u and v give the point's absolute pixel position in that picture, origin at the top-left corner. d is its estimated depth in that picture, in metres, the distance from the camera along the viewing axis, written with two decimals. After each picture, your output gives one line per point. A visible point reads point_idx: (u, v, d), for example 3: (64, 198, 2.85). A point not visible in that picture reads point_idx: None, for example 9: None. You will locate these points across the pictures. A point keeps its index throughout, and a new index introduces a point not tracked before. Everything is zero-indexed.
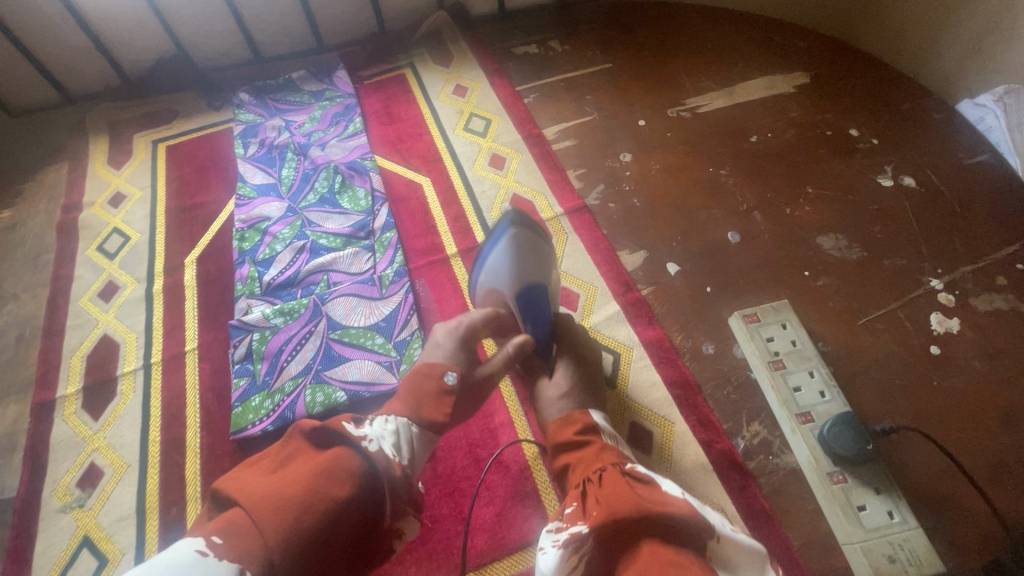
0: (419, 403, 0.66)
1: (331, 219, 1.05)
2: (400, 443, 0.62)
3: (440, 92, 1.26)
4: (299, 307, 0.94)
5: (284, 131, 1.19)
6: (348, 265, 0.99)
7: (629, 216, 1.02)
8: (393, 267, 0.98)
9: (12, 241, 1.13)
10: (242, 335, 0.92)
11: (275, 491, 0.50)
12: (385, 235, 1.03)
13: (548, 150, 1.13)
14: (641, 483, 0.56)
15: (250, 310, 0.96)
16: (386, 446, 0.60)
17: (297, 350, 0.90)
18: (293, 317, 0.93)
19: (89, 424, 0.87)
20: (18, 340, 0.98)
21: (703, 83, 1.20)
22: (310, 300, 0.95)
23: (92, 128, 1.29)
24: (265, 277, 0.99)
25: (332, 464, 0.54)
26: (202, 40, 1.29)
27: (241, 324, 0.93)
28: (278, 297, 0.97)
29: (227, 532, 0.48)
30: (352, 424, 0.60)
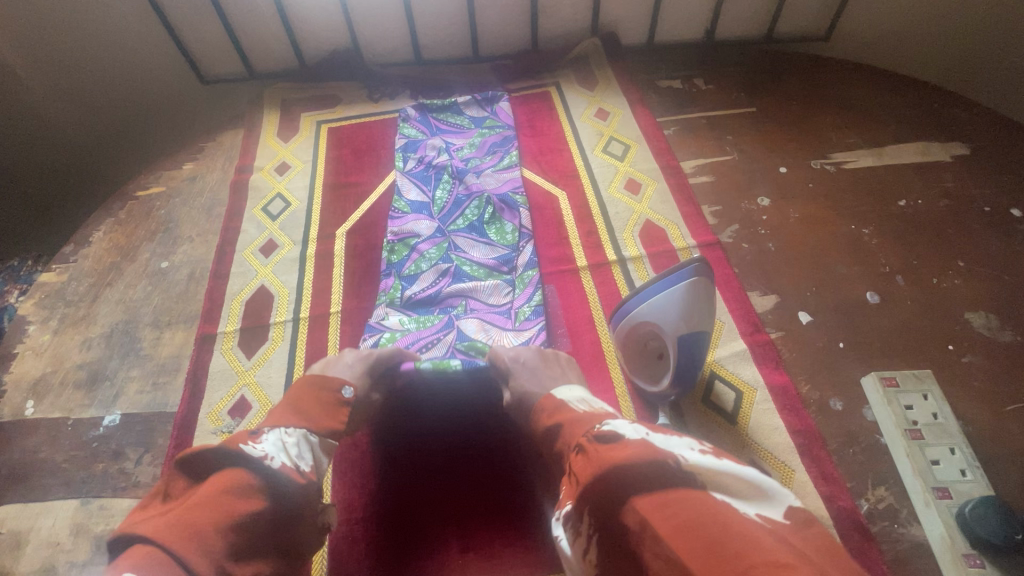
0: (315, 416, 0.71)
1: (477, 248, 1.07)
2: (299, 451, 0.64)
3: (582, 113, 1.32)
4: (435, 318, 0.98)
5: (443, 153, 1.24)
6: (488, 293, 1.01)
7: (763, 259, 1.03)
8: (531, 305, 0.99)
9: (191, 190, 1.27)
10: (376, 331, 0.97)
11: (180, 517, 0.49)
12: (526, 272, 1.04)
13: (684, 182, 1.15)
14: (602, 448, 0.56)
15: (387, 316, 0.99)
16: (287, 458, 0.61)
17: (422, 352, 0.93)
18: (425, 325, 0.97)
19: (242, 361, 0.98)
20: (189, 277, 1.12)
21: (852, 140, 1.19)
22: (445, 314, 0.98)
23: (267, 102, 1.44)
24: (407, 291, 1.01)
25: (226, 485, 0.53)
26: (376, 39, 1.42)
27: (377, 322, 0.98)
28: (415, 310, 1.00)
29: (140, 568, 0.44)
30: (248, 442, 0.59)
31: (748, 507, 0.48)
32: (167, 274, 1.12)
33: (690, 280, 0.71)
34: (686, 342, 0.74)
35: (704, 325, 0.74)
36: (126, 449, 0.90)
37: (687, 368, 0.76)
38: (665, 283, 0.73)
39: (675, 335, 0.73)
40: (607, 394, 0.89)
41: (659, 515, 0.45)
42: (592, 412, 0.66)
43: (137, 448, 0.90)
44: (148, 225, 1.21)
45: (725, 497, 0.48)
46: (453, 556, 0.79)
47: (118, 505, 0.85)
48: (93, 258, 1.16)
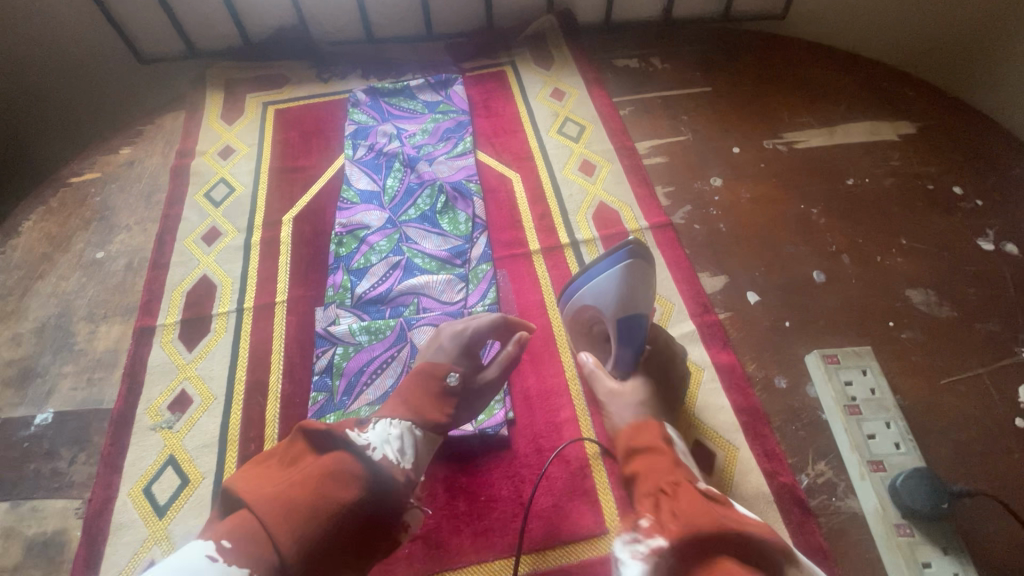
0: (421, 405, 0.72)
1: (429, 239, 1.04)
2: (401, 445, 0.66)
3: (538, 93, 1.29)
4: (386, 328, 0.93)
5: (394, 139, 1.20)
6: (440, 292, 0.97)
7: (713, 240, 1.03)
8: (484, 304, 0.96)
9: (129, 176, 1.21)
10: (326, 345, 0.93)
11: (278, 492, 0.55)
12: (479, 268, 1.01)
13: (638, 163, 1.15)
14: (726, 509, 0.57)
15: (338, 320, 0.95)
16: (384, 448, 0.63)
17: (376, 374, 0.89)
18: (378, 337, 0.92)
19: (183, 354, 0.94)
20: (127, 268, 1.06)
21: (803, 120, 1.20)
22: (397, 322, 0.93)
23: (210, 83, 1.37)
24: (357, 289, 0.98)
25: (333, 467, 0.58)
26: (324, 15, 1.36)
27: (327, 334, 0.93)
28: (368, 312, 0.96)
29: (235, 538, 0.51)
30: (355, 429, 0.64)
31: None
32: (103, 265, 1.07)
33: (625, 262, 0.71)
34: (624, 324, 0.73)
35: (647, 310, 0.73)
36: (59, 448, 0.86)
37: (627, 351, 0.76)
38: (609, 261, 0.73)
39: (613, 315, 0.74)
40: (557, 379, 0.89)
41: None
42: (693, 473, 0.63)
43: (70, 447, 0.86)
44: (83, 213, 1.15)
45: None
46: (400, 546, 0.75)
47: (50, 507, 0.81)
48: (23, 249, 1.09)
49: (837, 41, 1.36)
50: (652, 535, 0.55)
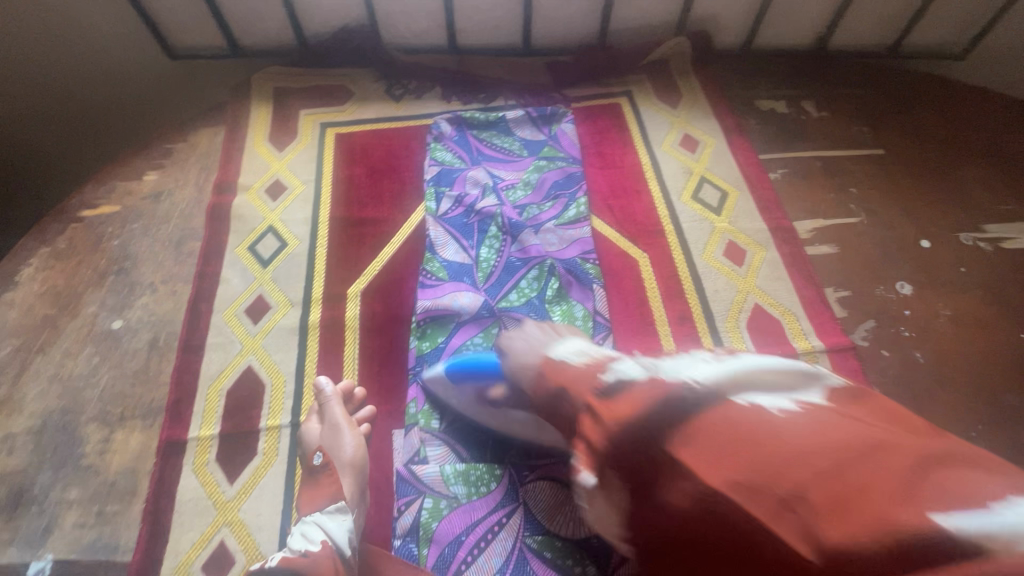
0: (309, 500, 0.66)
1: None
2: (310, 533, 0.60)
3: (664, 139, 1.04)
4: (490, 479, 0.72)
5: (488, 191, 0.96)
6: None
7: (910, 375, 0.79)
8: None
9: (154, 214, 0.97)
10: (411, 495, 0.71)
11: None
12: None
13: (800, 253, 0.90)
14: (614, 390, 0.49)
15: (424, 455, 0.74)
16: (289, 550, 0.58)
17: (478, 547, 0.67)
18: (479, 490, 0.71)
19: (222, 487, 0.73)
20: (151, 347, 0.84)
21: (1011, 207, 0.94)
22: (504, 470, 0.73)
23: (255, 92, 1.12)
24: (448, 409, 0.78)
25: None
26: (400, 18, 1.10)
27: (411, 479, 0.72)
28: (465, 445, 0.75)
29: None
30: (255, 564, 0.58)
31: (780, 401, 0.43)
32: (121, 340, 0.85)
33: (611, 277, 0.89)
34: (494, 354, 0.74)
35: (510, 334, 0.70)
36: None
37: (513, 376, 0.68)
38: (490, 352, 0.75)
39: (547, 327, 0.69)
40: None
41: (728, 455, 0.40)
42: (591, 363, 0.53)
43: None
44: (97, 262, 0.92)
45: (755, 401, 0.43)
46: None
47: None
48: (21, 308, 0.87)
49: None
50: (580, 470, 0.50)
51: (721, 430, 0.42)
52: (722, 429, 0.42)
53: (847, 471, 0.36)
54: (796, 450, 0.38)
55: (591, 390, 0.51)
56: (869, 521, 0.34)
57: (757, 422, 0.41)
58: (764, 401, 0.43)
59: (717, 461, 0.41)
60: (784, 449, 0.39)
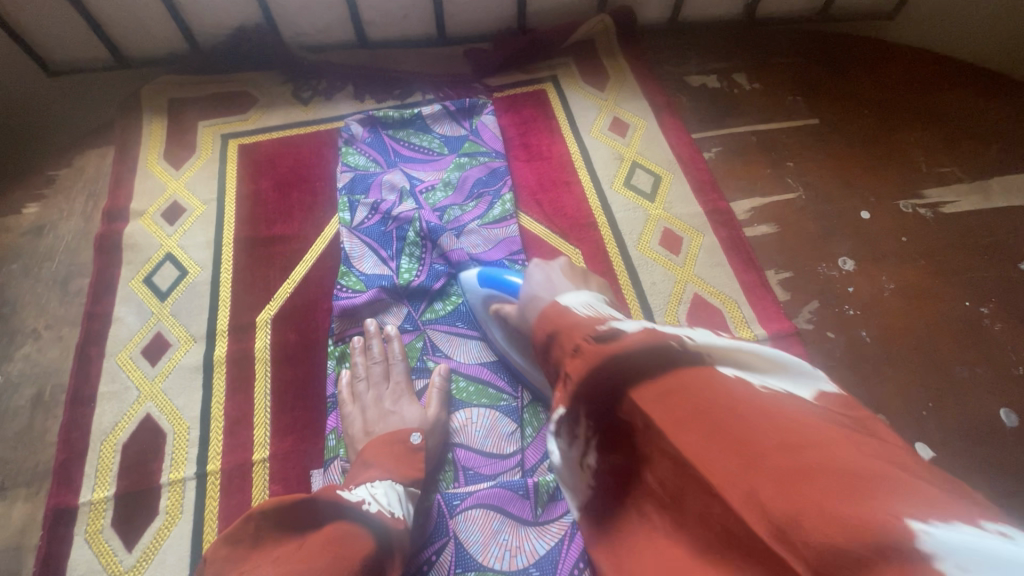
0: (392, 465, 0.60)
1: (464, 348, 0.78)
2: (392, 501, 0.54)
3: (593, 125, 0.98)
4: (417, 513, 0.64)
5: (406, 196, 0.88)
6: (483, 441, 0.71)
7: (857, 356, 0.76)
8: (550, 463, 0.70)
9: (36, 251, 0.87)
10: None
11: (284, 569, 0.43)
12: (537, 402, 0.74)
13: (739, 235, 0.85)
14: (614, 334, 0.44)
15: None
16: (381, 504, 0.52)
17: None
18: None
19: (120, 556, 0.65)
20: (35, 403, 0.75)
21: (947, 169, 0.91)
22: (433, 501, 0.65)
23: (147, 106, 1.01)
24: None
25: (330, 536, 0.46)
26: (299, 14, 1.01)
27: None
28: None
29: None
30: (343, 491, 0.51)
31: (767, 381, 0.40)
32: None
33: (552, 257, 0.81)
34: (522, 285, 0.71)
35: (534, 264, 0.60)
36: None
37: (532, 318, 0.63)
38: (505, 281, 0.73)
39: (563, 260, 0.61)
40: None
41: (676, 410, 0.38)
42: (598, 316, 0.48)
43: None
44: None
45: (742, 374, 0.40)
46: None
47: None
48: None
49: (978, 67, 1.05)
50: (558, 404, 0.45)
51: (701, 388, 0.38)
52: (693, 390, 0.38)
53: (816, 449, 0.33)
54: (760, 418, 0.35)
55: (586, 336, 0.46)
56: (816, 511, 0.30)
57: (730, 384, 0.38)
58: (750, 376, 0.40)
59: (664, 412, 0.38)
60: (747, 422, 0.35)
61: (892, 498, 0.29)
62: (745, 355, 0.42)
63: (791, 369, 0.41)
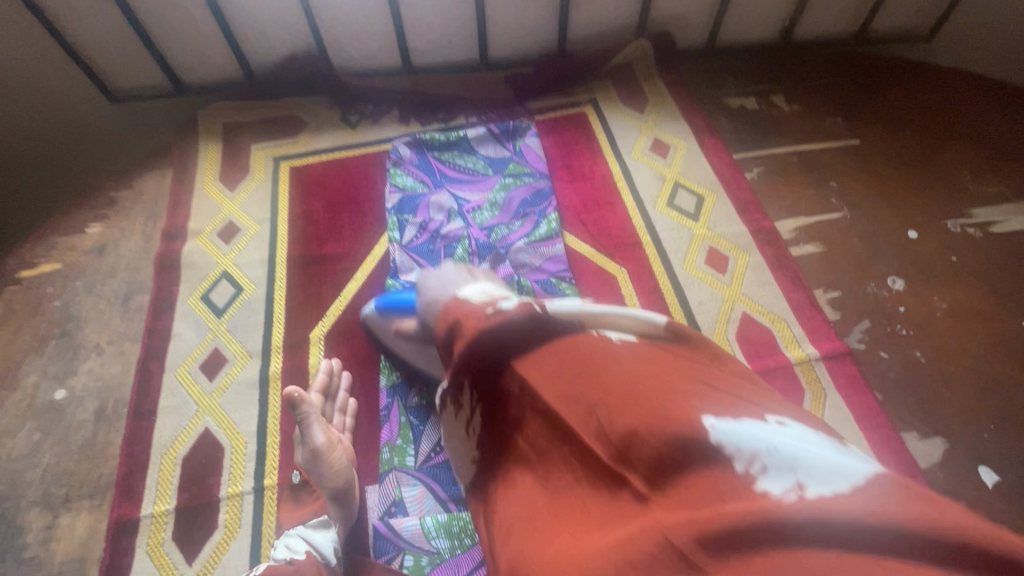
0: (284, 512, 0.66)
1: None
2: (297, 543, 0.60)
3: (634, 146, 1.00)
4: (473, 528, 0.66)
5: (453, 216, 0.91)
6: None
7: (911, 377, 0.75)
8: None
9: (99, 269, 0.91)
10: (391, 552, 0.65)
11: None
12: None
13: (784, 255, 0.86)
14: (485, 310, 0.47)
15: (403, 504, 0.69)
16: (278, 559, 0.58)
17: None
18: (462, 543, 0.65)
19: (182, 569, 0.66)
20: (98, 417, 0.77)
21: (992, 190, 0.91)
22: None
23: (203, 130, 1.06)
24: (424, 446, 0.73)
25: None
26: (349, 41, 1.05)
27: (390, 534, 0.66)
28: (444, 484, 0.70)
29: None
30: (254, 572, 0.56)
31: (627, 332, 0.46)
32: (64, 411, 0.78)
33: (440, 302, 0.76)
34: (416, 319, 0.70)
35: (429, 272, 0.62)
36: None
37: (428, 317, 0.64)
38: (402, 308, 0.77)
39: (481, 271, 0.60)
40: None
41: (562, 380, 0.42)
42: (488, 299, 0.49)
43: None
44: (38, 326, 0.85)
45: (620, 334, 0.45)
46: None
47: None
48: None
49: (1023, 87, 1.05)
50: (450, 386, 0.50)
51: (573, 349, 0.43)
52: (571, 350, 0.43)
53: (654, 388, 0.38)
54: (614, 364, 0.41)
55: (474, 320, 0.47)
56: (645, 427, 0.37)
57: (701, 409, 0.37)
58: (612, 332, 0.45)
59: (552, 378, 0.43)
60: (607, 371, 0.41)
61: (705, 403, 0.37)
62: (617, 317, 0.46)
63: (640, 317, 0.46)
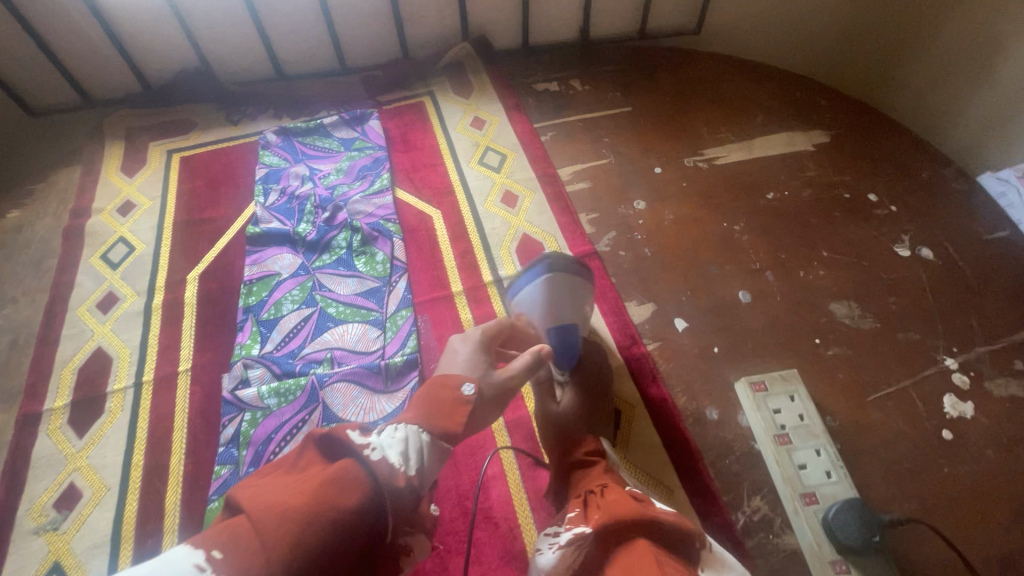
0: (430, 408, 0.52)
1: (344, 283, 1.00)
2: (412, 452, 0.47)
3: (458, 123, 1.26)
4: (296, 389, 0.87)
5: (307, 181, 1.15)
6: (354, 343, 0.93)
7: (639, 266, 1.00)
8: (403, 353, 0.91)
9: (16, 243, 1.11)
10: (233, 412, 0.86)
11: (280, 499, 0.39)
12: (399, 314, 0.96)
13: (560, 191, 1.12)
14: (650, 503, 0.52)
15: (246, 379, 0.89)
16: (391, 454, 0.45)
17: (286, 439, 0.83)
18: (287, 399, 0.86)
19: (73, 442, 0.86)
20: (11, 347, 0.97)
21: (722, 134, 1.19)
22: (308, 381, 0.87)
23: (109, 135, 1.28)
24: (267, 341, 0.93)
25: (333, 474, 0.42)
26: (228, 56, 1.30)
27: (234, 400, 0.87)
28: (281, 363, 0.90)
29: (226, 546, 0.37)
30: (355, 431, 0.46)
31: None
32: None
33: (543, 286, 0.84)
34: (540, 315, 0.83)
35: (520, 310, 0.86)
36: None
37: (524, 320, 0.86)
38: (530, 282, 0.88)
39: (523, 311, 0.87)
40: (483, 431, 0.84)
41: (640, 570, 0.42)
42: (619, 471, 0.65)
43: None
44: None
45: None
46: None
47: None
48: None
49: (764, 56, 1.31)
50: (576, 524, 0.54)
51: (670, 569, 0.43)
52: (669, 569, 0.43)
53: None
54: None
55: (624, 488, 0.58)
56: None
57: None
58: None
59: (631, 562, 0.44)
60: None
61: None
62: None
63: None
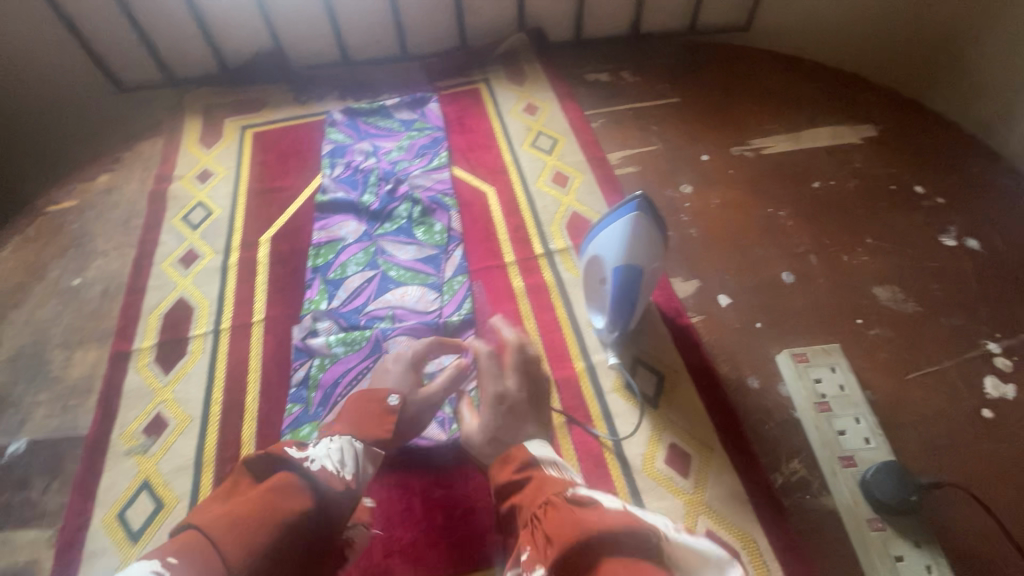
0: (360, 423, 0.70)
1: (404, 250, 1.07)
2: (346, 457, 0.63)
3: (512, 108, 1.32)
4: (362, 339, 0.94)
5: (370, 156, 1.22)
6: (415, 302, 0.99)
7: (684, 245, 1.04)
8: (460, 314, 0.98)
9: (106, 203, 1.22)
10: (305, 358, 0.94)
11: (226, 512, 0.50)
12: (455, 279, 1.03)
13: (610, 173, 1.17)
14: (593, 507, 0.50)
15: (315, 330, 0.96)
16: (330, 462, 0.61)
17: (353, 383, 0.90)
18: (353, 348, 0.93)
19: (159, 378, 0.95)
20: (104, 294, 1.07)
21: (770, 126, 1.22)
22: (373, 334, 0.95)
23: (189, 110, 1.39)
24: (334, 298, 1.01)
25: (277, 484, 0.54)
26: (300, 40, 1.39)
27: (305, 347, 0.95)
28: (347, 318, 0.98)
29: (182, 553, 0.46)
30: (295, 447, 0.60)
31: None
32: (79, 292, 1.08)
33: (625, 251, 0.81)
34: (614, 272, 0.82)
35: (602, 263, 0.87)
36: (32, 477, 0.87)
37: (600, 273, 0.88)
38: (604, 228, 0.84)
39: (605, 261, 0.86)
40: None
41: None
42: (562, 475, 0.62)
43: (43, 475, 0.87)
44: (60, 241, 1.16)
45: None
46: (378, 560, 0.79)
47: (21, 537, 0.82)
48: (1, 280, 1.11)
49: (816, 50, 1.33)
50: (533, 567, 0.49)
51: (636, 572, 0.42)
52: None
53: None
54: None
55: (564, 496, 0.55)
56: None
57: None
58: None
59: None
60: None
61: None
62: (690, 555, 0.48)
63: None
